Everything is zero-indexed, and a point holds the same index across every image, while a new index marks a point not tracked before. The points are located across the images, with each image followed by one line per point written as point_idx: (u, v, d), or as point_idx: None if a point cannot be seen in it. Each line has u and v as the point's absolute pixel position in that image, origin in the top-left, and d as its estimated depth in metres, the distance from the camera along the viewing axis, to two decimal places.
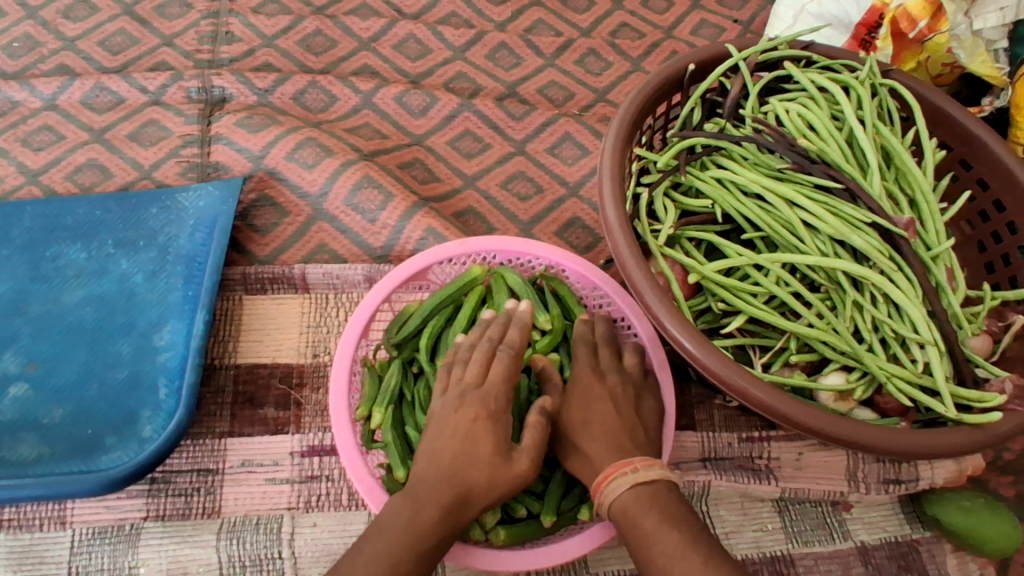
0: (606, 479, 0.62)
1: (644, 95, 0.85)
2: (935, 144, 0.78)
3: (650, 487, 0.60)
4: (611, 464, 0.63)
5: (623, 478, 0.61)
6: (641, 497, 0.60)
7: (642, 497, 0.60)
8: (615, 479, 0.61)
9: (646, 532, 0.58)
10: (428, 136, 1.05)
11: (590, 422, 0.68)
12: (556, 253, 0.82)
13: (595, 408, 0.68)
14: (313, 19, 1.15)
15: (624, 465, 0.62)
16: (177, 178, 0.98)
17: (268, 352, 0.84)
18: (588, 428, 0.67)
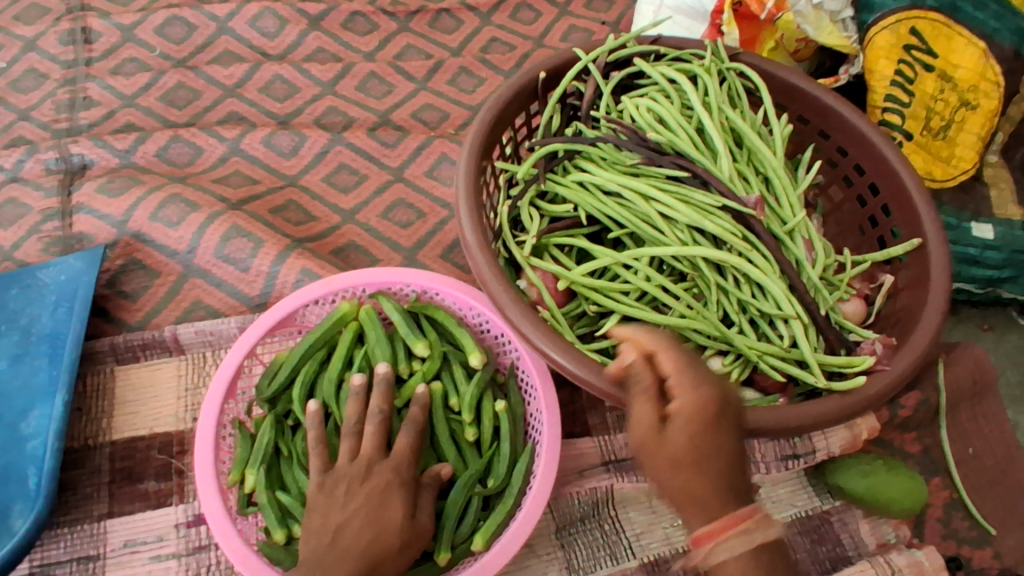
0: (725, 533, 0.47)
1: (496, 108, 0.83)
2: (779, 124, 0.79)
3: (764, 561, 0.48)
4: (731, 511, 0.48)
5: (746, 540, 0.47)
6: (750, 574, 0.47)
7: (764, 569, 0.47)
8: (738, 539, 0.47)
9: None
10: (302, 175, 1.03)
11: (704, 452, 0.47)
12: (425, 278, 0.81)
13: (709, 436, 0.48)
14: (173, 73, 1.12)
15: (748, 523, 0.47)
16: (41, 255, 0.94)
17: (145, 424, 0.81)
18: (700, 458, 0.47)
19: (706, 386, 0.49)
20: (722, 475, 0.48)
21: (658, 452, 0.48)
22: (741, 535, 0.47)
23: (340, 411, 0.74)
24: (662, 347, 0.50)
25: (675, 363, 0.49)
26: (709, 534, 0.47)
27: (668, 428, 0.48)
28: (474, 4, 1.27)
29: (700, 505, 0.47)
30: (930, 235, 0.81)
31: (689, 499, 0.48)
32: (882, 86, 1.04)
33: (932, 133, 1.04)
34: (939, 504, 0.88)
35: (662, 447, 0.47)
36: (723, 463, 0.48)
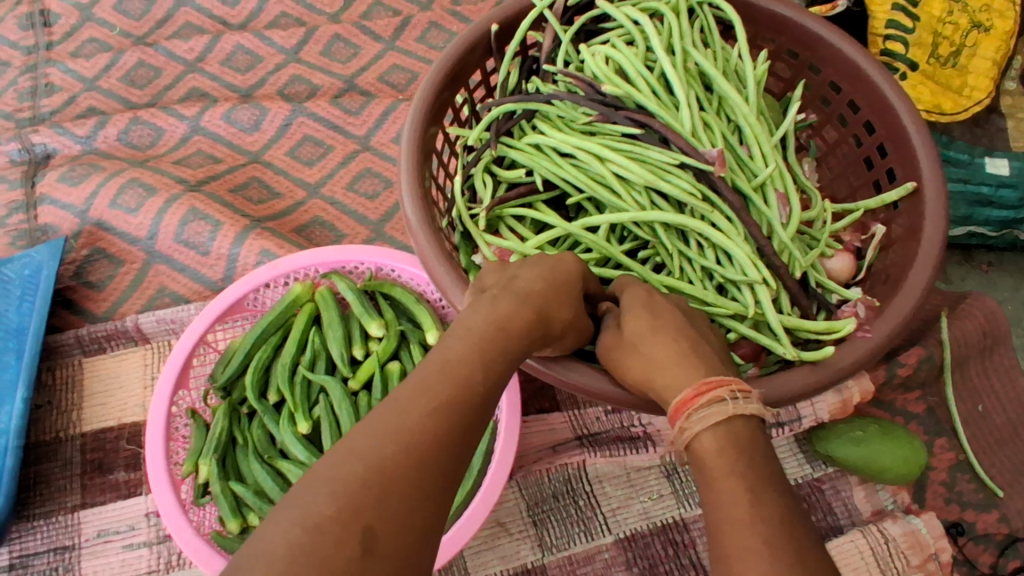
0: (695, 401, 0.45)
1: (446, 65, 0.77)
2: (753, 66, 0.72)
3: (735, 429, 0.43)
4: (703, 381, 0.46)
5: (709, 407, 0.44)
6: (720, 444, 0.43)
7: (724, 444, 0.43)
8: (698, 408, 0.44)
9: (720, 489, 0.41)
10: (265, 150, 1.00)
11: (660, 327, 0.52)
12: (378, 255, 0.77)
13: (662, 312, 0.53)
14: (132, 51, 1.09)
15: (720, 390, 0.45)
16: (8, 248, 0.94)
17: (113, 415, 0.81)
18: (657, 329, 0.51)
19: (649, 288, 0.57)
20: (688, 344, 0.50)
21: (620, 341, 0.54)
22: (707, 402, 0.44)
23: (295, 397, 0.72)
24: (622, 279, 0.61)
25: (625, 279, 0.60)
26: (682, 405, 0.46)
27: (628, 317, 0.54)
28: None
29: (667, 370, 0.49)
30: (926, 179, 0.74)
31: (661, 365, 0.49)
32: (884, 10, 0.94)
33: (940, 61, 0.96)
34: (943, 467, 0.83)
35: (625, 337, 0.53)
36: (679, 332, 0.51)
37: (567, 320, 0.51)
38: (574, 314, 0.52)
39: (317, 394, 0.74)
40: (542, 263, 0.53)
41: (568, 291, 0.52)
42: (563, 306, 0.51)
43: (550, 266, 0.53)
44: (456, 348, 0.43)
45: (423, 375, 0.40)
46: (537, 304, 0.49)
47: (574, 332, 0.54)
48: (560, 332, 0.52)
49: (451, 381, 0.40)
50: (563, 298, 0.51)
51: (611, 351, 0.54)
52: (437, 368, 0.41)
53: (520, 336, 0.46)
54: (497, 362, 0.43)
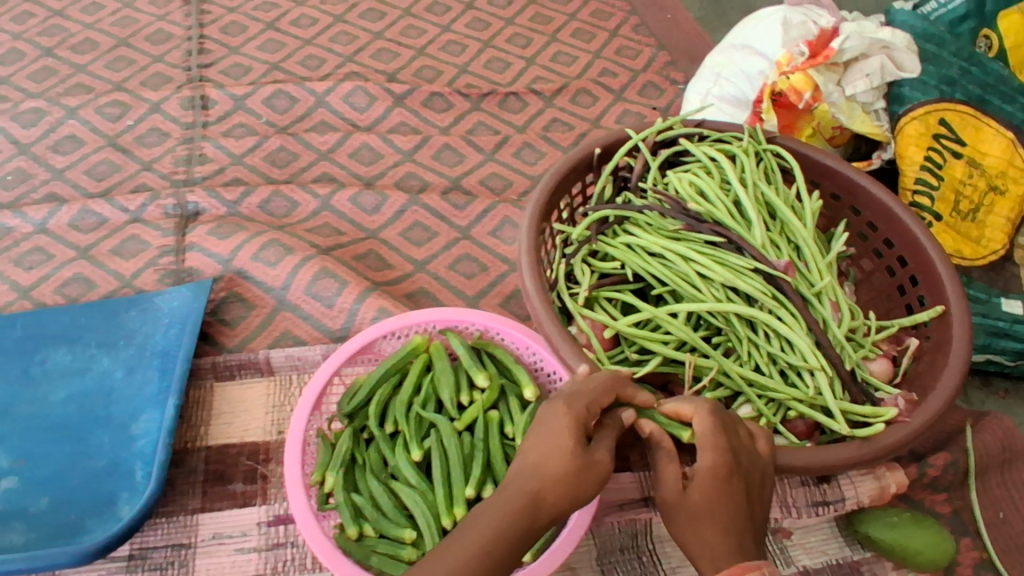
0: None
1: (557, 176, 0.96)
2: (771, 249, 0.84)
3: None
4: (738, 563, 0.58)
5: None
6: None
7: None
8: None
9: None
10: (382, 229, 1.17)
11: (716, 513, 0.60)
12: (488, 318, 0.92)
13: (727, 491, 0.61)
14: (276, 138, 1.29)
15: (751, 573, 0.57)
16: (156, 284, 1.08)
17: (236, 433, 0.92)
18: (714, 518, 0.60)
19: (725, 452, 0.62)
20: (733, 526, 0.60)
21: (684, 502, 0.61)
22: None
23: (410, 430, 0.84)
24: (700, 416, 0.64)
25: (708, 431, 0.63)
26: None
27: (694, 481, 0.62)
28: (540, 90, 1.44)
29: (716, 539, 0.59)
30: (952, 304, 0.89)
31: (711, 522, 0.60)
32: (914, 170, 1.17)
33: (962, 215, 1.16)
34: (968, 564, 0.91)
35: (689, 502, 0.61)
36: (732, 516, 0.60)
37: (567, 486, 0.58)
38: (574, 466, 0.58)
39: (427, 429, 0.86)
40: (546, 424, 0.61)
41: (563, 447, 0.59)
42: (561, 467, 0.58)
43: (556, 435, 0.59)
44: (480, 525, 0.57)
45: (448, 549, 0.56)
46: (535, 482, 0.58)
47: (590, 478, 0.59)
48: (566, 490, 0.58)
49: (461, 556, 0.55)
50: (559, 459, 0.58)
51: (668, 500, 0.62)
52: (454, 544, 0.56)
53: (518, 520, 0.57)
54: (505, 542, 0.56)
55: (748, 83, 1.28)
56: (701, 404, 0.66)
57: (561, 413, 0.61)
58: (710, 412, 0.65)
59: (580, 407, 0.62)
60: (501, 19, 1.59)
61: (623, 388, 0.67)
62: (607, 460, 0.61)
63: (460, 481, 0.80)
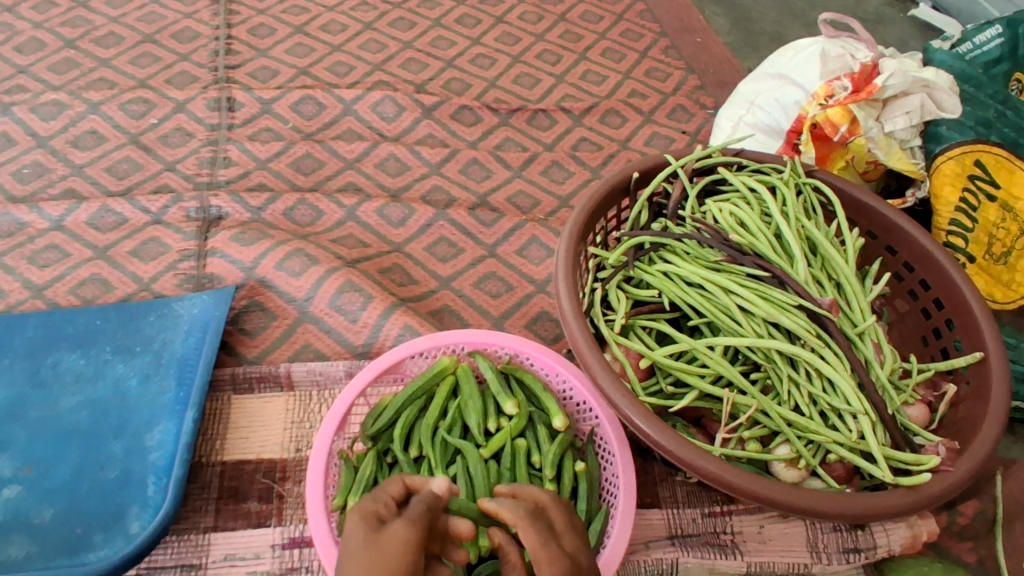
0: None
1: (594, 200, 0.95)
2: (769, 306, 0.82)
3: None
4: None
5: None
6: None
7: None
8: None
9: None
10: (407, 243, 1.15)
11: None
12: (518, 342, 0.90)
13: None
14: (302, 145, 1.28)
15: None
16: (175, 289, 1.06)
17: (253, 449, 0.89)
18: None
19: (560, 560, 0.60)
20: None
21: None
22: None
23: (435, 455, 0.82)
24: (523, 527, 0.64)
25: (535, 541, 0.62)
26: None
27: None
28: (569, 109, 1.42)
29: None
30: (991, 350, 0.87)
31: None
32: (948, 210, 1.15)
33: (993, 258, 1.15)
34: None
35: None
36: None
37: None
38: (370, 554, 0.55)
39: (453, 454, 0.84)
40: (349, 535, 0.60)
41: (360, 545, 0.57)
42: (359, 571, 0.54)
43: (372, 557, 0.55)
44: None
45: None
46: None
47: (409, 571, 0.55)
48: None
49: None
50: (356, 557, 0.56)
51: None
52: None
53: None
54: None
55: (782, 112, 1.27)
56: (520, 512, 0.65)
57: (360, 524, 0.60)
58: (531, 517, 0.65)
59: (371, 508, 0.63)
60: (531, 34, 1.58)
61: (411, 479, 0.69)
62: (403, 529, 0.58)
63: None
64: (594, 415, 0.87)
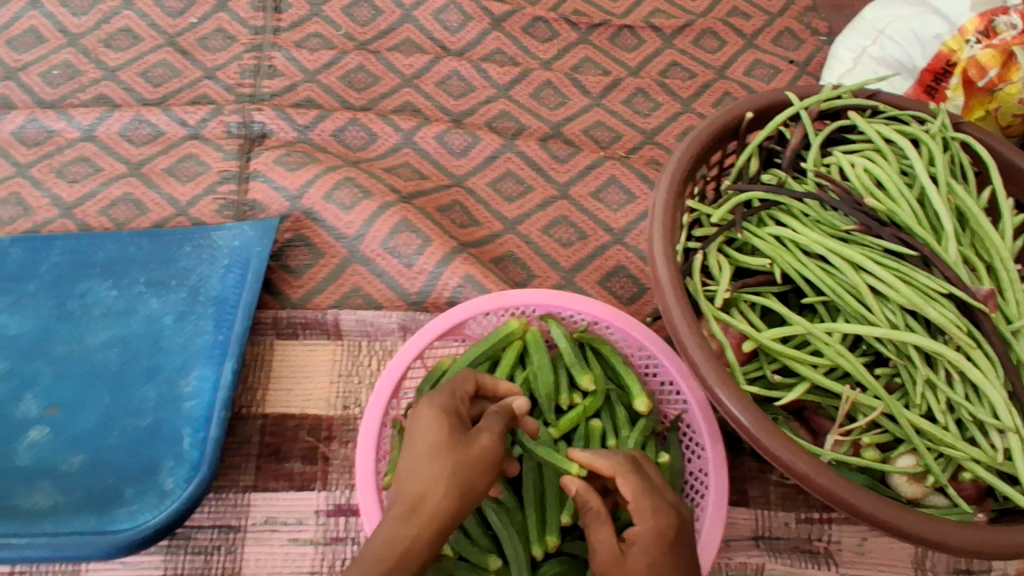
0: None
1: (698, 144, 0.79)
2: (923, 279, 0.69)
3: None
4: None
5: None
6: None
7: None
8: None
9: None
10: (468, 177, 1.02)
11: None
12: (599, 308, 0.78)
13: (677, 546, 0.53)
14: (356, 55, 1.13)
15: None
16: (213, 216, 0.95)
17: (297, 403, 0.82)
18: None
19: (668, 517, 0.53)
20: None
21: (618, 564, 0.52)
22: None
23: None
24: (621, 474, 0.56)
25: (639, 489, 0.55)
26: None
27: (630, 541, 0.53)
28: (659, 26, 1.22)
29: None
30: None
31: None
32: None
33: None
34: None
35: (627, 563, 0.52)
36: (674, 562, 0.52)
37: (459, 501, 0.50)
38: (453, 467, 0.50)
39: None
40: (420, 426, 0.53)
41: (429, 451, 0.51)
42: (436, 484, 0.49)
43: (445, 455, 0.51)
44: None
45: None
46: (408, 496, 0.49)
47: (479, 472, 0.51)
48: (445, 497, 0.49)
49: None
50: (435, 463, 0.50)
51: (605, 562, 0.53)
52: None
53: (421, 548, 0.47)
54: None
55: (917, 47, 1.06)
56: (620, 461, 0.57)
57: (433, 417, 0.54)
58: (632, 468, 0.56)
59: (447, 402, 0.56)
60: None
61: (484, 379, 0.61)
62: (489, 445, 0.53)
63: (555, 503, 0.69)
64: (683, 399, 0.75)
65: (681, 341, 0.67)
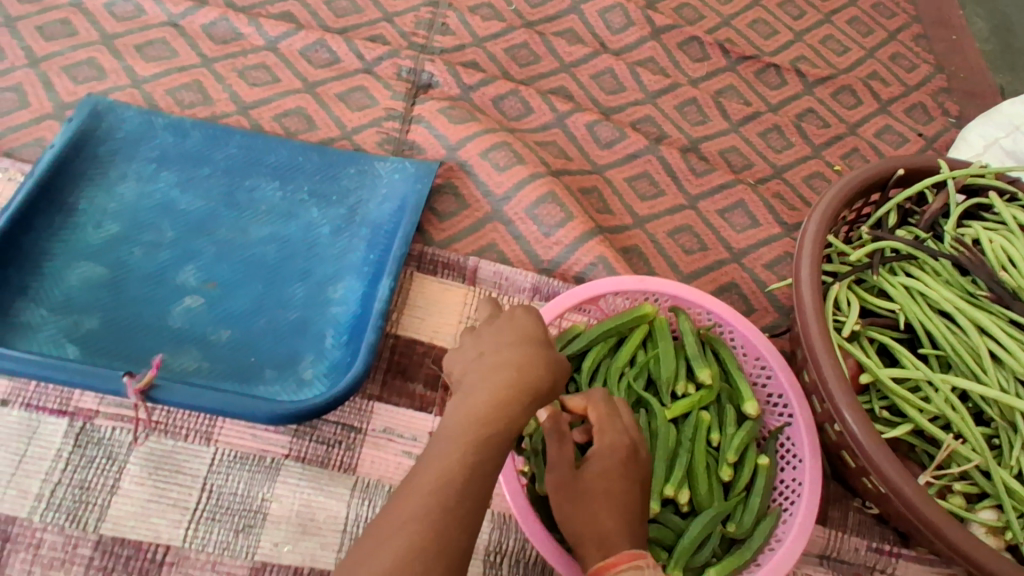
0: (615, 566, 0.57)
1: (851, 187, 0.85)
2: None
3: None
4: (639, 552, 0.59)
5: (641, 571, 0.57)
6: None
7: None
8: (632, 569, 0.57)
9: None
10: (608, 168, 1.08)
11: (609, 494, 0.61)
12: (728, 313, 0.84)
13: (632, 466, 0.62)
14: (522, 33, 1.19)
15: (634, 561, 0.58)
16: (374, 147, 1.02)
17: (427, 332, 0.88)
18: (608, 499, 0.60)
19: (625, 441, 0.63)
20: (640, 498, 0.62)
21: (572, 478, 0.62)
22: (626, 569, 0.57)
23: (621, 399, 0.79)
24: (591, 404, 0.66)
25: (604, 415, 0.65)
26: (601, 566, 0.58)
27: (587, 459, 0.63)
28: (804, 73, 1.28)
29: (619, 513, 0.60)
30: None
31: (610, 489, 0.61)
32: None
33: None
34: None
35: (582, 479, 0.62)
36: (622, 471, 0.62)
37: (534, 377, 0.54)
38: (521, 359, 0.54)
39: (634, 404, 0.80)
40: (490, 340, 0.58)
41: (499, 351, 0.55)
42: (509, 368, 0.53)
43: (516, 346, 0.55)
44: (442, 450, 0.50)
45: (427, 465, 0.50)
46: (489, 379, 0.53)
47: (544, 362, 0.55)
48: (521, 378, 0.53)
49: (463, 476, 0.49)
50: (508, 356, 0.55)
51: (558, 474, 0.62)
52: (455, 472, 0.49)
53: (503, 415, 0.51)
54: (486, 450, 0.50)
55: None
56: (595, 396, 0.66)
57: (509, 320, 0.59)
58: (605, 402, 0.66)
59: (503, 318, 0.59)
60: None
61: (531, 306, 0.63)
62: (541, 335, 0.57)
63: (661, 475, 0.75)
64: (788, 414, 0.80)
65: (816, 358, 0.74)
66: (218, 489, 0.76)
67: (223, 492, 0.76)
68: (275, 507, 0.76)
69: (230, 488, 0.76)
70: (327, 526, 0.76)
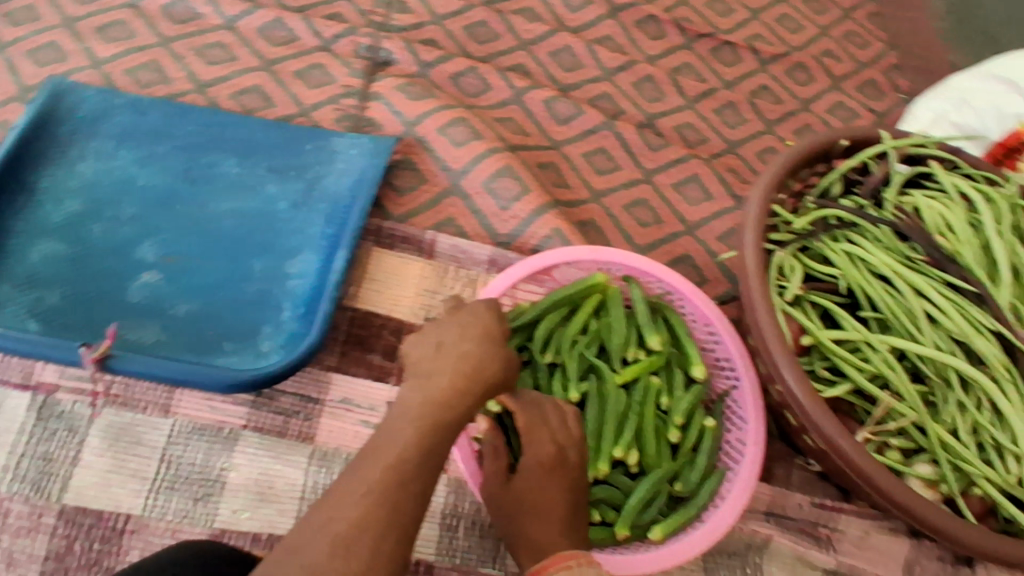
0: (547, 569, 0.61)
1: (795, 158, 0.88)
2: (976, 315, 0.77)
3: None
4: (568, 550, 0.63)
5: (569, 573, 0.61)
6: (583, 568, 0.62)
7: None
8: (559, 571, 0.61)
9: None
10: (565, 144, 1.09)
11: (539, 503, 0.65)
12: (678, 280, 0.86)
13: (558, 472, 0.66)
14: (481, 10, 1.20)
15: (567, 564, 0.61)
16: (332, 124, 1.03)
17: (385, 304, 0.89)
18: (535, 509, 0.65)
19: (555, 448, 0.67)
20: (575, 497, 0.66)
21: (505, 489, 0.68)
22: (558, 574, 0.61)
23: (573, 365, 0.81)
24: (523, 410, 0.68)
25: (533, 424, 0.68)
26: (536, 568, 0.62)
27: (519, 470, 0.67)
28: (759, 51, 1.31)
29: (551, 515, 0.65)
30: None
31: (538, 497, 0.65)
32: None
33: None
34: None
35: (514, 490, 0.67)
36: (553, 475, 0.66)
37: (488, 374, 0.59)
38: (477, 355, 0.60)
39: (587, 371, 0.82)
40: (450, 334, 0.62)
41: (458, 345, 0.60)
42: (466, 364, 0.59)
43: (474, 345, 0.61)
44: (397, 428, 0.54)
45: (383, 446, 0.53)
46: (451, 370, 0.58)
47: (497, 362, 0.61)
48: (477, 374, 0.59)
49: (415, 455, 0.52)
50: (466, 349, 0.60)
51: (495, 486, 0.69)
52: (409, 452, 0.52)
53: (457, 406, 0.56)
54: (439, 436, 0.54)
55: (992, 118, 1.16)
56: (523, 403, 0.69)
57: (473, 316, 0.64)
58: (533, 408, 0.69)
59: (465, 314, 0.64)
60: None
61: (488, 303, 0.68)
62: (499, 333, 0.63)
63: (611, 437, 0.77)
64: (735, 377, 0.83)
65: (757, 319, 0.77)
66: (177, 460, 0.77)
67: (182, 463, 0.77)
68: (233, 476, 0.77)
69: (189, 458, 0.77)
70: (286, 493, 0.77)
